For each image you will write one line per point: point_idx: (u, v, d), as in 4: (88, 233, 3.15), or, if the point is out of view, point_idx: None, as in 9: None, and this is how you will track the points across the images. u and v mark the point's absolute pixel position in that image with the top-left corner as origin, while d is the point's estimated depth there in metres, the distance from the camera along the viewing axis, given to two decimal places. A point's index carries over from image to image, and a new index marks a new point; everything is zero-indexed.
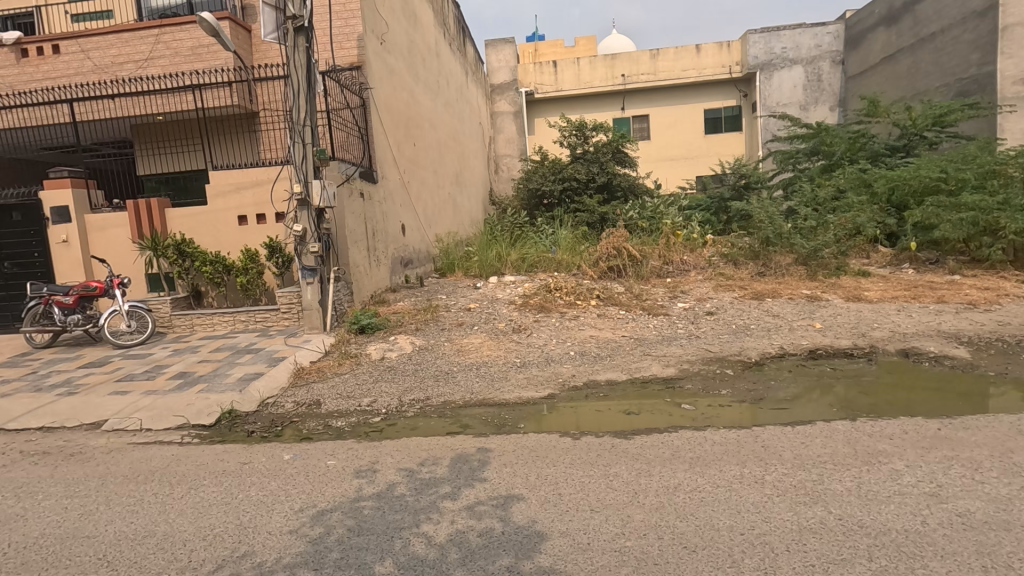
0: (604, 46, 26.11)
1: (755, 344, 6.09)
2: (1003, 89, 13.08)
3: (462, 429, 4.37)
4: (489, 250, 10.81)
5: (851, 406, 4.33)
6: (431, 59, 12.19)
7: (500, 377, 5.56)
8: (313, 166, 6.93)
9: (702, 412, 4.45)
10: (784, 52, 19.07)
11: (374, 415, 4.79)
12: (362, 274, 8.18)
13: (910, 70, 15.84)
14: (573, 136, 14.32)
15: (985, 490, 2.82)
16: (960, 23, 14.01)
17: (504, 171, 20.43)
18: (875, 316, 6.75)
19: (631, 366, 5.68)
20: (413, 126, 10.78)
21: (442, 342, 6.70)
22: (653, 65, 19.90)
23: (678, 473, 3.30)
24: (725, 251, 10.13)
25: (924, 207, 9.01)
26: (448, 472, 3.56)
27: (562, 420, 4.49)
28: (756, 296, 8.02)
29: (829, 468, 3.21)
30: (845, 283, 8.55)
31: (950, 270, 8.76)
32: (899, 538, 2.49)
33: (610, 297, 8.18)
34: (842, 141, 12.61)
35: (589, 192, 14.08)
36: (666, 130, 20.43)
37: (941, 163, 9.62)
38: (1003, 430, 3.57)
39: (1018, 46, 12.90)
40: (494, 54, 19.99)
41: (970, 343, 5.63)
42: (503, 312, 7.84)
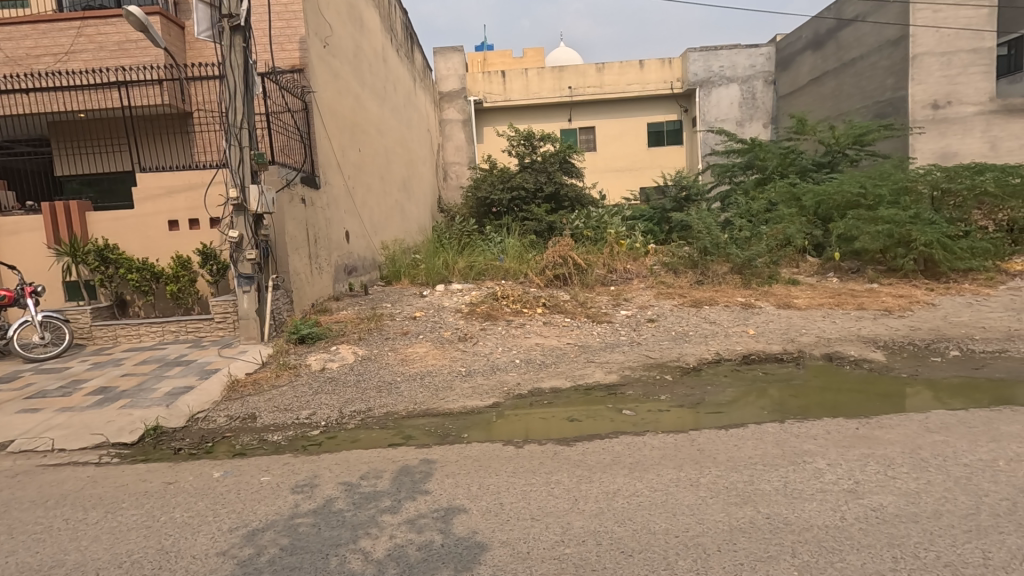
0: (552, 58, 26.62)
1: (693, 350, 6.31)
2: (914, 112, 14.20)
3: (405, 440, 4.30)
4: (436, 257, 10.74)
5: (782, 408, 4.55)
6: (378, 64, 12.03)
7: (445, 386, 5.50)
8: (250, 170, 6.68)
9: (642, 417, 4.56)
10: (721, 71, 20.01)
11: (314, 428, 4.64)
12: (303, 281, 7.91)
13: (835, 92, 16.97)
14: (521, 146, 14.43)
15: (897, 485, 3.02)
16: (878, 50, 15.15)
17: (453, 178, 20.42)
18: (804, 323, 7.14)
19: (574, 373, 5.76)
20: (359, 131, 10.59)
21: (386, 351, 6.58)
22: (599, 78, 20.41)
23: (617, 478, 3.35)
24: (666, 260, 10.47)
25: (847, 220, 9.66)
26: (389, 485, 3.48)
27: (508, 428, 4.50)
28: (694, 304, 8.33)
29: (760, 468, 3.35)
30: (776, 290, 9.00)
31: (870, 278, 9.40)
32: (821, 534, 2.62)
33: (556, 305, 8.29)
34: (774, 156, 13.33)
35: (537, 201, 14.22)
36: (611, 141, 20.96)
37: (861, 179, 10.32)
38: (912, 427, 3.85)
39: (926, 73, 14.05)
40: (443, 62, 19.96)
41: (886, 347, 6.05)
42: (449, 320, 7.78)
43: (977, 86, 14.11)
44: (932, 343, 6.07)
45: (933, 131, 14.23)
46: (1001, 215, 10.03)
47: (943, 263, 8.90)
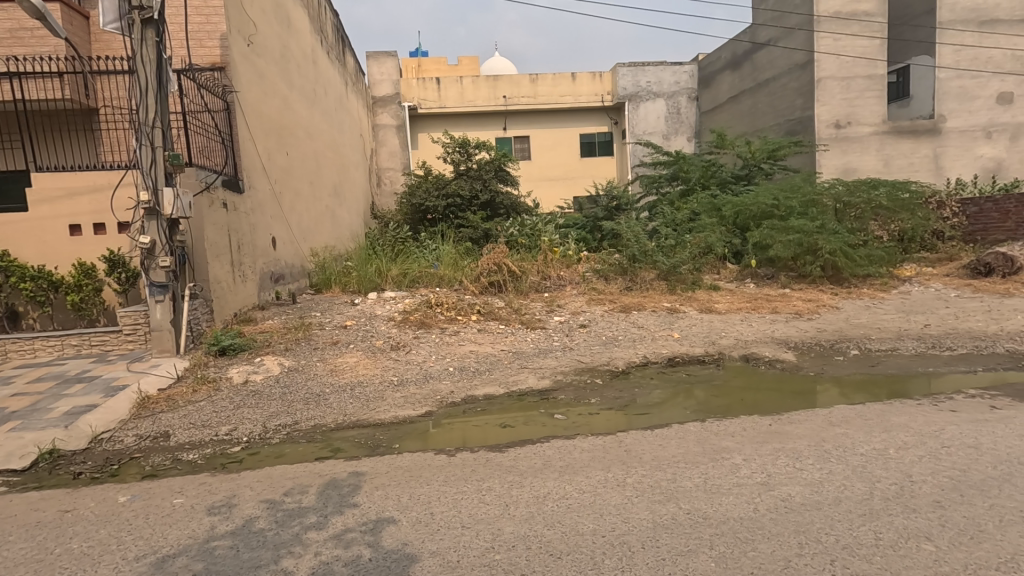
0: (487, 67, 26.83)
1: (622, 354, 6.52)
2: (820, 131, 15.43)
3: (333, 453, 4.16)
4: (368, 265, 10.51)
5: (704, 408, 4.79)
6: (307, 66, 11.65)
7: (376, 397, 5.37)
8: (164, 171, 6.28)
9: (573, 420, 4.66)
10: (648, 86, 20.90)
11: (234, 445, 4.40)
12: (225, 290, 7.49)
13: (751, 110, 18.13)
14: (456, 153, 14.36)
15: (804, 476, 3.24)
16: (787, 72, 16.37)
17: (386, 184, 20.06)
18: (723, 326, 7.54)
19: (508, 379, 5.79)
20: (286, 134, 10.20)
21: (314, 362, 6.35)
22: (533, 89, 20.79)
23: (548, 482, 3.40)
24: (597, 267, 10.79)
25: (762, 229, 10.34)
26: (316, 500, 3.35)
27: (445, 436, 4.46)
28: (624, 309, 8.60)
29: (682, 466, 3.50)
30: (699, 296, 9.46)
31: (783, 284, 10.07)
32: (736, 525, 2.77)
33: (490, 311, 8.32)
34: (697, 169, 14.07)
35: (472, 208, 14.21)
36: (545, 151, 21.34)
37: (774, 192, 11.05)
38: (818, 422, 4.15)
39: (829, 95, 15.32)
40: (376, 66, 19.67)
41: (796, 347, 6.52)
42: (381, 329, 7.61)
43: (872, 109, 15.52)
44: (835, 343, 6.60)
45: (836, 148, 15.51)
46: (893, 226, 11.08)
47: (845, 270, 9.68)
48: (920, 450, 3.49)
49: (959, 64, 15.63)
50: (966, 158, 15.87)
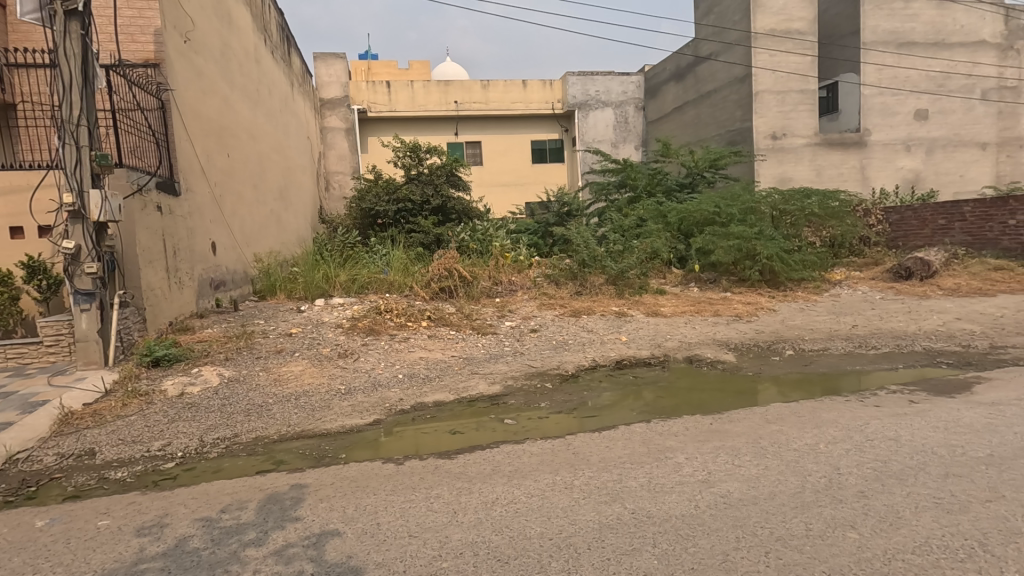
0: (439, 72, 26.74)
1: (572, 357, 6.60)
2: (758, 142, 16.19)
3: (276, 465, 4.02)
4: (316, 270, 10.23)
5: (650, 409, 4.91)
6: (250, 65, 11.27)
7: (322, 406, 5.21)
8: (91, 172, 5.92)
9: (523, 425, 4.68)
10: (597, 95, 21.37)
11: (167, 461, 4.17)
12: (160, 297, 7.10)
13: (694, 120, 18.83)
14: (407, 157, 14.18)
15: (741, 472, 3.38)
16: (727, 85, 17.12)
17: (335, 188, 19.62)
18: (668, 329, 7.77)
19: (458, 386, 5.75)
20: (227, 135, 9.82)
21: (257, 372, 6.12)
22: (484, 95, 20.87)
23: (496, 487, 3.40)
24: (548, 272, 10.89)
25: (704, 236, 10.76)
26: (255, 515, 3.22)
27: (395, 444, 4.38)
28: (574, 314, 8.72)
29: (627, 466, 3.57)
30: (646, 299, 9.71)
31: (724, 287, 10.47)
32: (677, 523, 2.85)
33: (441, 317, 8.27)
34: (644, 176, 14.48)
35: (424, 213, 14.06)
36: (497, 156, 21.44)
37: (716, 199, 11.50)
38: (756, 419, 4.34)
39: (766, 108, 16.11)
40: (324, 68, 19.25)
41: (736, 348, 6.80)
42: (329, 336, 7.42)
43: (805, 122, 16.42)
44: (772, 343, 6.93)
45: (772, 158, 16.32)
46: (825, 233, 11.75)
47: (781, 274, 10.17)
48: (847, 444, 3.71)
49: (880, 82, 16.80)
50: (889, 169, 17.02)
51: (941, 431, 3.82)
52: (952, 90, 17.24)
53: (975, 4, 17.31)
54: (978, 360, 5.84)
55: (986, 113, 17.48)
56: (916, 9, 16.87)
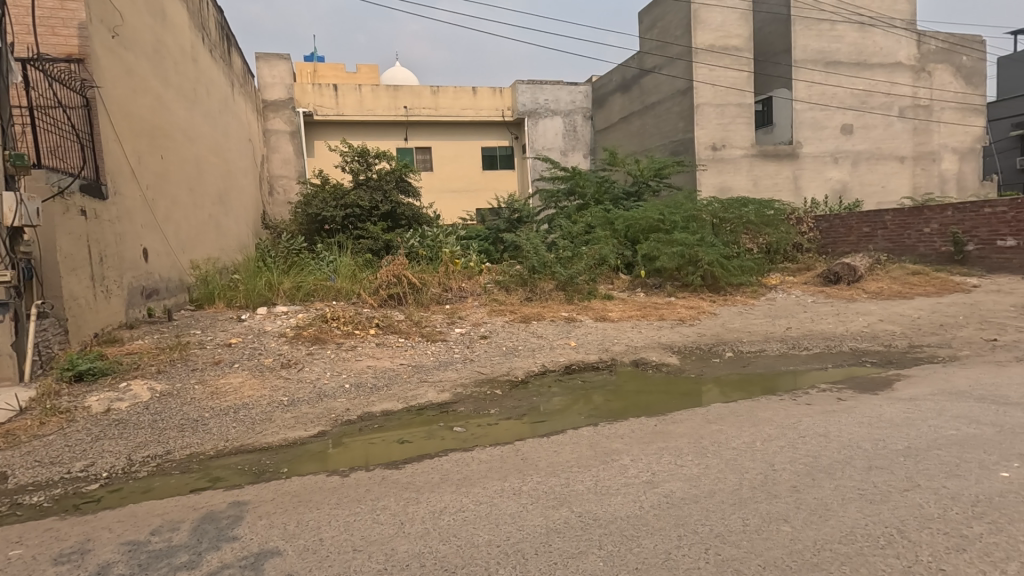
0: (388, 76, 26.44)
1: (522, 363, 6.63)
2: (699, 152, 16.85)
3: (211, 483, 3.82)
4: (257, 278, 9.85)
5: (598, 412, 4.99)
6: (186, 64, 10.77)
7: (263, 419, 5.01)
8: (4, 173, 5.49)
9: (472, 432, 4.65)
10: (547, 104, 21.68)
11: (91, 482, 3.89)
12: (84, 307, 6.64)
13: (640, 130, 19.38)
14: (355, 162, 13.91)
15: (684, 472, 3.48)
16: (671, 98, 17.75)
17: (279, 193, 18.99)
18: (615, 333, 7.93)
19: (407, 394, 5.66)
20: (161, 137, 9.33)
21: (191, 385, 5.81)
22: (434, 101, 20.78)
23: (445, 496, 3.36)
24: (498, 279, 10.92)
25: (650, 242, 11.11)
26: (188, 537, 3.04)
27: (342, 456, 4.26)
28: (524, 319, 8.78)
29: (574, 471, 3.61)
30: (594, 305, 9.88)
31: (669, 292, 10.78)
32: (622, 524, 2.91)
33: (390, 325, 8.13)
34: (592, 185, 14.82)
35: (373, 219, 13.80)
36: (447, 163, 21.37)
37: (660, 207, 11.89)
38: (697, 420, 4.49)
39: (706, 120, 16.81)
40: (267, 69, 18.64)
41: (681, 351, 7.02)
42: (271, 346, 7.15)
43: (743, 134, 17.22)
44: (713, 346, 7.19)
45: (713, 168, 17.01)
46: (762, 239, 12.35)
47: (722, 279, 10.59)
48: (782, 441, 3.88)
49: (810, 98, 17.85)
50: (819, 180, 18.07)
51: (867, 427, 4.07)
52: (873, 107, 18.53)
53: (892, 28, 18.70)
54: (898, 359, 6.27)
55: (903, 129, 18.87)
56: (841, 31, 18.04)
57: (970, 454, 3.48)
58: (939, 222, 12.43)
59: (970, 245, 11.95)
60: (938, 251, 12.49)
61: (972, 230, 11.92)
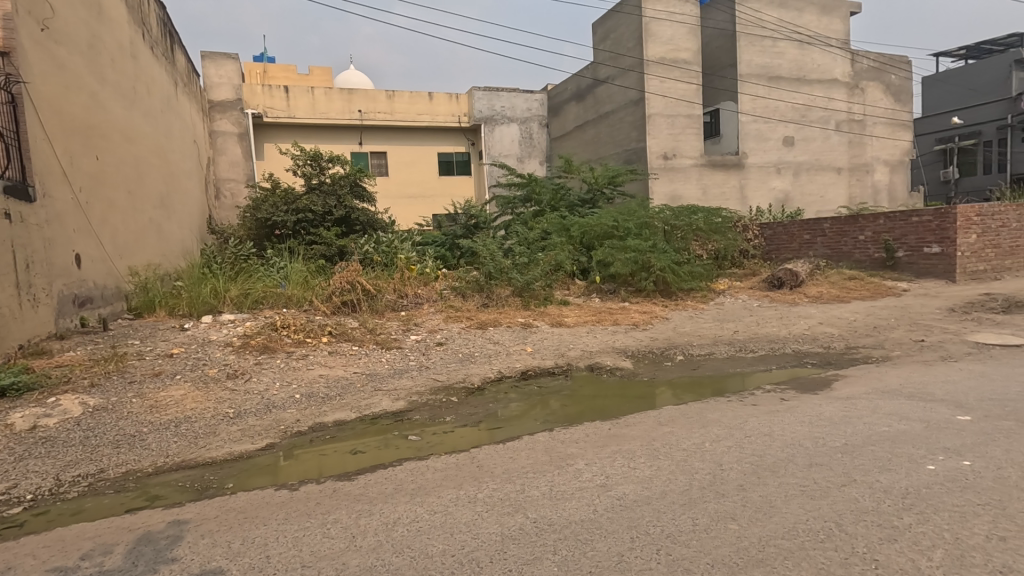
0: (342, 79, 26.01)
1: (478, 370, 6.60)
2: (651, 161, 17.32)
3: (149, 502, 3.61)
4: (202, 285, 9.48)
5: (554, 417, 5.02)
6: (124, 60, 10.26)
7: (207, 433, 4.79)
8: None
9: (428, 440, 4.59)
10: (503, 111, 21.81)
11: (13, 506, 3.61)
12: (8, 317, 6.19)
13: (594, 138, 19.75)
14: (307, 165, 13.57)
15: (637, 474, 3.55)
16: (623, 107, 18.18)
17: (226, 196, 18.29)
18: (571, 339, 8.01)
19: (360, 403, 5.54)
20: (96, 136, 8.83)
21: (128, 399, 5.50)
22: (389, 105, 20.56)
23: (398, 507, 3.29)
24: (454, 285, 10.87)
25: (604, 249, 11.34)
26: (121, 560, 2.86)
27: (294, 468, 4.12)
28: (480, 326, 8.76)
29: (529, 476, 3.62)
30: (551, 310, 9.97)
31: (623, 297, 10.99)
32: (577, 528, 2.93)
33: (343, 332, 7.96)
34: (548, 192, 15.02)
35: (326, 224, 13.47)
36: (403, 168, 21.15)
37: (614, 214, 12.16)
38: (649, 422, 4.58)
39: (658, 130, 17.31)
40: (213, 68, 17.96)
41: (635, 355, 7.17)
42: (216, 356, 6.86)
43: (692, 144, 17.81)
44: (665, 350, 7.39)
45: (664, 177, 17.50)
46: (711, 246, 12.79)
47: (673, 285, 10.90)
48: (729, 441, 4.01)
49: (755, 111, 18.65)
50: (763, 189, 18.87)
51: (807, 425, 4.26)
52: (812, 121, 19.53)
53: (829, 47, 19.79)
54: (836, 359, 6.61)
55: (839, 143, 19.98)
56: (782, 48, 18.95)
57: (900, 449, 3.70)
58: (872, 230, 13.19)
59: (901, 251, 12.70)
60: (872, 257, 13.25)
61: (901, 238, 12.67)
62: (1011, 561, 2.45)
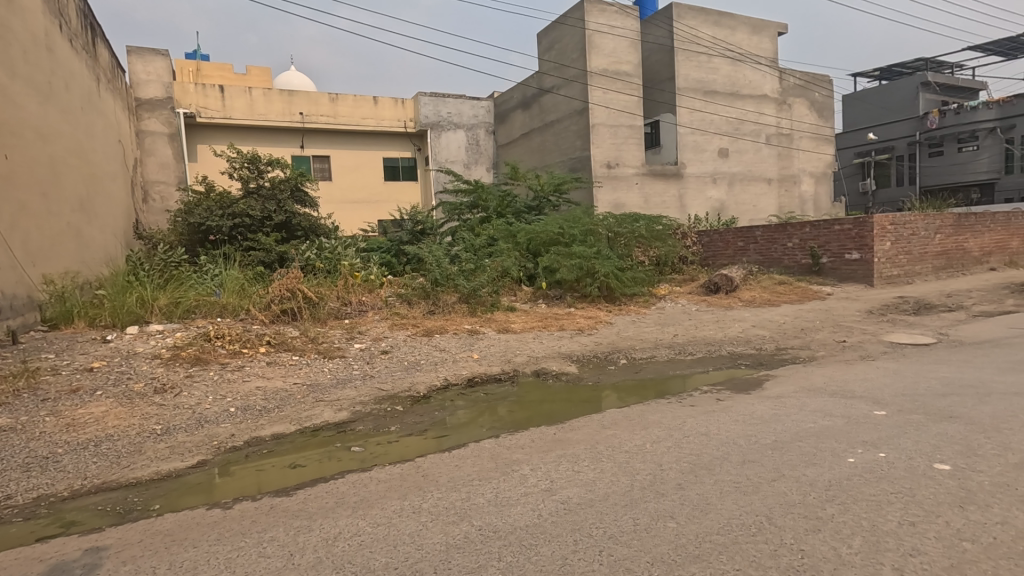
0: (282, 81, 25.23)
1: (424, 378, 6.51)
2: (596, 169, 17.72)
3: (64, 528, 3.34)
4: (127, 294, 8.92)
5: (501, 424, 5.03)
6: (38, 52, 9.54)
7: (131, 452, 4.50)
8: None
9: (371, 451, 4.48)
10: (449, 117, 21.75)
11: None
12: None
13: (540, 146, 20.01)
14: (244, 168, 13.03)
15: (581, 477, 3.60)
16: (568, 117, 18.54)
17: (155, 200, 17.27)
18: (517, 345, 8.05)
19: (301, 415, 5.35)
20: (4, 132, 8.14)
21: (41, 417, 5.07)
22: (332, 108, 20.11)
23: (339, 521, 3.20)
24: (400, 292, 10.72)
25: (550, 255, 11.48)
26: None
27: (230, 485, 3.94)
28: (426, 333, 8.66)
29: (475, 483, 3.61)
30: (497, 317, 9.99)
31: (568, 303, 11.15)
32: (521, 534, 2.94)
33: (282, 342, 7.68)
34: (494, 199, 15.09)
35: (265, 230, 12.97)
36: (347, 172, 20.70)
37: (560, 221, 12.34)
38: (593, 426, 4.67)
39: (601, 140, 17.76)
40: (140, 64, 16.96)
41: (580, 360, 7.29)
42: (143, 369, 6.45)
43: (634, 154, 18.37)
44: (609, 354, 7.56)
45: (608, 185, 17.95)
46: (652, 253, 13.21)
47: (617, 290, 11.18)
48: (668, 442, 4.15)
49: (692, 123, 19.45)
50: (701, 198, 19.69)
51: (740, 424, 4.46)
52: (745, 134, 20.57)
53: (759, 64, 20.93)
54: (767, 360, 6.97)
55: (769, 155, 21.14)
56: (716, 64, 19.88)
57: (825, 444, 3.93)
58: (799, 237, 14.00)
59: (825, 257, 13.53)
60: (800, 263, 14.04)
61: (825, 245, 13.51)
62: (919, 544, 2.65)
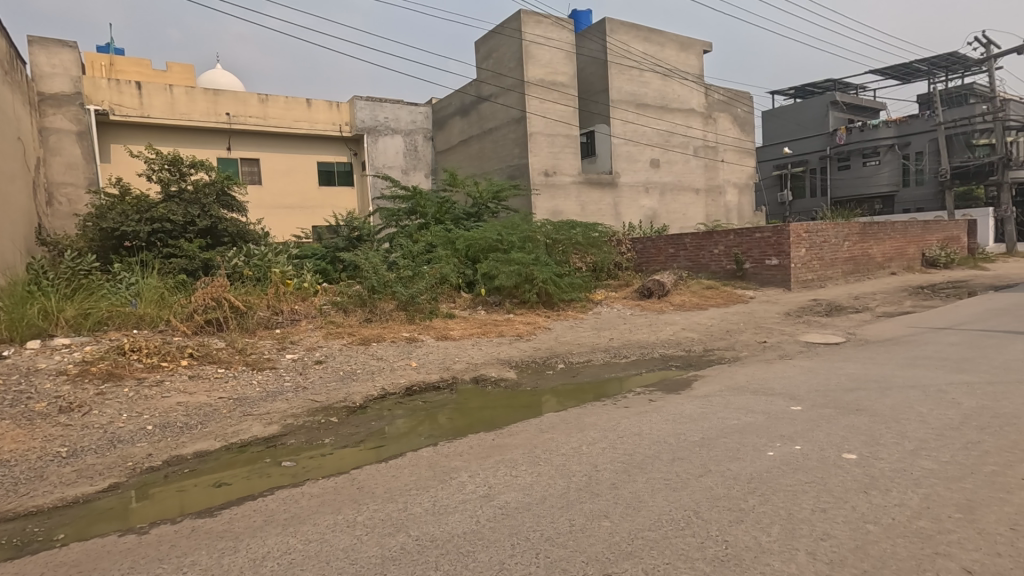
0: (206, 79, 23.98)
1: (360, 388, 6.34)
2: (534, 177, 17.98)
3: None
4: (28, 303, 8.14)
5: (439, 431, 4.99)
6: None
7: (31, 478, 4.10)
8: None
9: (304, 465, 4.32)
10: (386, 121, 21.41)
11: None
12: None
13: (479, 153, 20.08)
14: (165, 170, 12.27)
15: (519, 481, 3.63)
16: (506, 124, 18.72)
17: (61, 202, 15.89)
18: (456, 351, 8.03)
19: (227, 431, 5.08)
20: None
21: None
22: (262, 110, 19.34)
23: (268, 540, 3.06)
24: (335, 300, 10.42)
25: (489, 262, 11.55)
26: None
27: (148, 508, 3.67)
28: (363, 342, 8.46)
29: (412, 493, 3.56)
30: (435, 324, 9.89)
31: (507, 309, 11.23)
32: (459, 541, 2.92)
33: (206, 354, 7.27)
34: (432, 205, 14.99)
35: (187, 235, 12.22)
36: (279, 176, 19.95)
37: (498, 228, 12.39)
38: (531, 430, 4.72)
39: (539, 148, 18.05)
40: (44, 55, 15.61)
41: (519, 365, 7.35)
42: (45, 387, 5.90)
43: (571, 163, 18.80)
44: (547, 358, 7.67)
45: (546, 193, 18.27)
46: (588, 259, 13.57)
47: (555, 296, 11.38)
48: (603, 443, 4.25)
49: (625, 134, 20.15)
50: (635, 206, 20.41)
51: (671, 423, 4.64)
52: (674, 146, 21.53)
53: (686, 80, 21.99)
54: (696, 361, 7.32)
55: (696, 166, 22.22)
56: (647, 78, 20.72)
57: (747, 439, 4.16)
58: (724, 244, 14.79)
59: (747, 263, 14.33)
60: (725, 268, 14.83)
61: (748, 251, 14.32)
62: (830, 529, 2.86)
